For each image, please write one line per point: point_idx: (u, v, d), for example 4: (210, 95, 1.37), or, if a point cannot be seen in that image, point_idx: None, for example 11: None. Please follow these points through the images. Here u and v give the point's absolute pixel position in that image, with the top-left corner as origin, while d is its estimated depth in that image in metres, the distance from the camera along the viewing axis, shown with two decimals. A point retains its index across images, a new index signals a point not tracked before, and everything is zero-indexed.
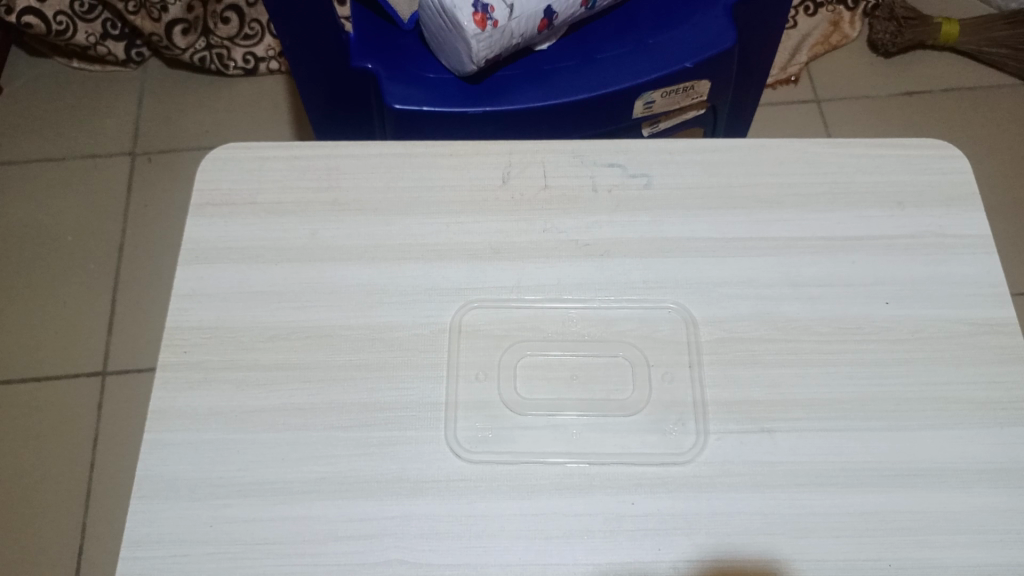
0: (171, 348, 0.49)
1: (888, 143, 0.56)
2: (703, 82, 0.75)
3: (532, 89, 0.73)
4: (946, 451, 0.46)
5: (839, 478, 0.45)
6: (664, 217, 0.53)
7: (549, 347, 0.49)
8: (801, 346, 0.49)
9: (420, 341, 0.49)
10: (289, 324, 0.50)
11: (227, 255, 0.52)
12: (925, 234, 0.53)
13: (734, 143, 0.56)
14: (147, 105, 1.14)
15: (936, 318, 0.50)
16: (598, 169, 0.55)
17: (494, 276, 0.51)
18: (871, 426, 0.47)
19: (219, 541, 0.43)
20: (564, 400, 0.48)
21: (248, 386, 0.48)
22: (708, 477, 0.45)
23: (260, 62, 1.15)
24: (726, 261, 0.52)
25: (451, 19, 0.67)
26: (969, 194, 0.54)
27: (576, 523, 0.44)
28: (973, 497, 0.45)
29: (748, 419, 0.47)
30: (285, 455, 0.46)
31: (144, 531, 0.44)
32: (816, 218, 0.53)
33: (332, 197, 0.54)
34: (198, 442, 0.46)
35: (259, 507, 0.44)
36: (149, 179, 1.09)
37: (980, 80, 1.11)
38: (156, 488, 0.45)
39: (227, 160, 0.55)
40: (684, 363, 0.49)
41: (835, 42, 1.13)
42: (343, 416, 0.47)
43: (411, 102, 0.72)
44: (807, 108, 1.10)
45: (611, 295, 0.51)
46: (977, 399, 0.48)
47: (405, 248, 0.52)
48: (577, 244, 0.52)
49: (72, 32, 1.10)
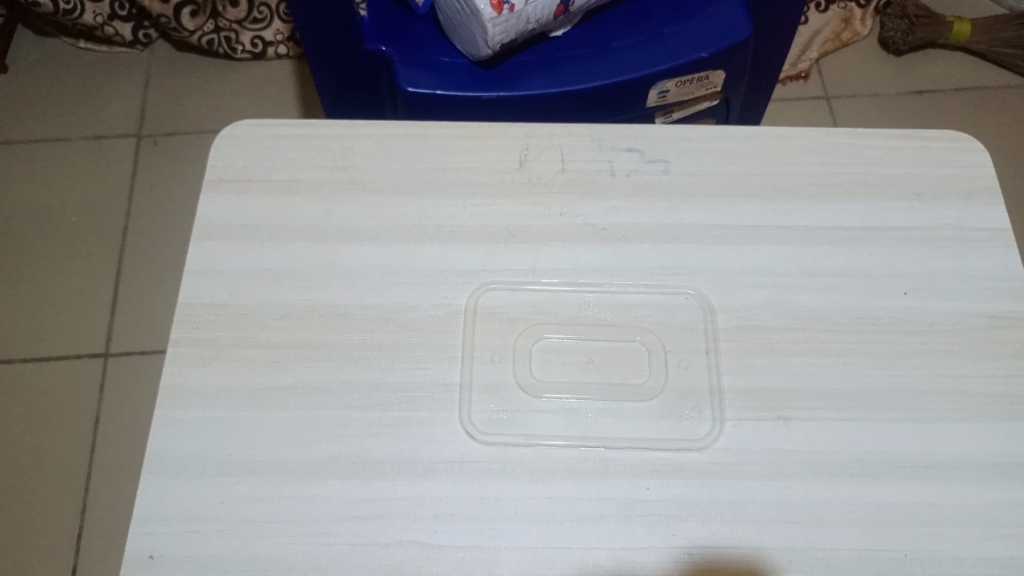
0: (182, 325, 0.48)
1: (907, 135, 0.56)
2: (717, 73, 0.75)
3: (546, 75, 0.72)
4: (962, 444, 0.46)
5: (854, 469, 0.45)
6: (681, 204, 0.53)
7: (563, 332, 0.49)
8: (818, 335, 0.49)
9: (435, 322, 0.49)
10: (302, 303, 0.49)
11: (240, 233, 0.51)
12: (943, 226, 0.52)
13: (752, 131, 0.55)
14: (154, 87, 1.14)
15: (954, 310, 0.50)
16: (616, 154, 0.54)
17: (510, 259, 0.51)
18: (887, 417, 0.46)
19: (228, 519, 0.43)
20: (579, 385, 0.47)
21: (259, 364, 0.47)
22: (722, 465, 0.45)
23: (269, 46, 1.14)
24: (742, 249, 0.51)
25: (467, 3, 0.66)
26: (987, 187, 0.54)
27: (589, 508, 0.44)
28: (988, 490, 0.44)
29: (763, 407, 0.46)
30: (297, 435, 0.45)
31: (153, 508, 0.43)
32: (835, 208, 0.53)
33: (347, 177, 0.53)
34: (209, 419, 0.46)
35: (270, 486, 0.44)
36: (154, 161, 1.08)
37: (991, 81, 1.11)
38: (166, 464, 0.44)
39: (241, 137, 0.55)
40: (700, 350, 0.48)
41: (846, 39, 1.13)
42: (356, 396, 0.46)
43: (423, 85, 0.71)
44: (816, 105, 1.10)
45: (627, 280, 0.50)
46: (993, 392, 0.47)
47: (420, 229, 0.52)
48: (593, 229, 0.52)
49: (80, 12, 1.09)
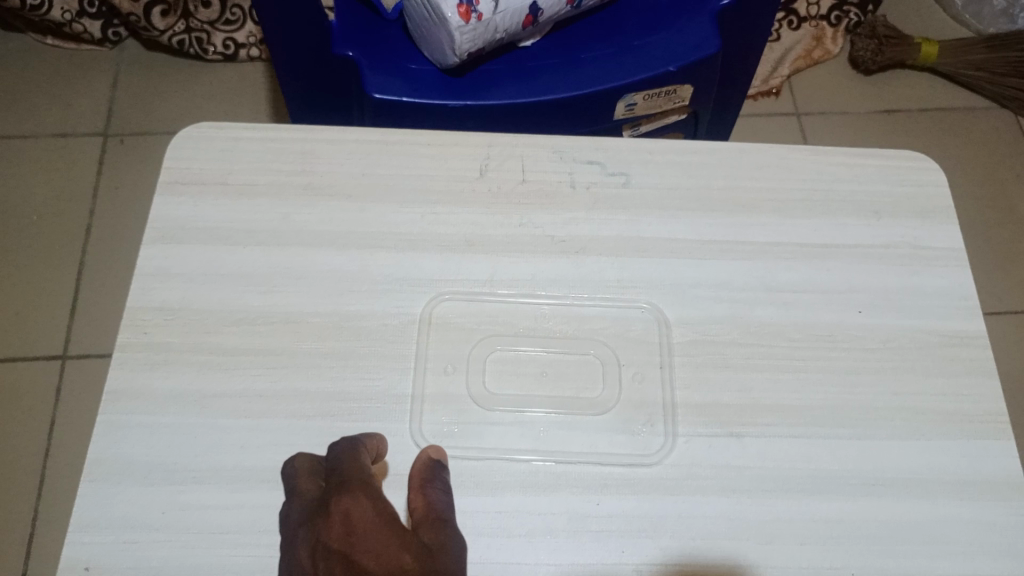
0: (131, 328, 0.47)
1: (867, 154, 0.56)
2: (685, 87, 0.75)
3: (513, 86, 0.72)
4: (912, 461, 0.46)
5: (805, 485, 0.45)
6: (641, 217, 0.53)
7: (519, 343, 0.48)
8: (773, 352, 0.49)
9: (390, 330, 0.48)
10: (256, 309, 0.48)
11: (194, 236, 0.50)
12: (900, 245, 0.53)
13: (715, 145, 0.56)
14: (122, 86, 1.12)
15: (908, 329, 0.50)
16: (578, 166, 0.54)
17: (467, 268, 0.50)
18: (840, 433, 0.46)
19: (170, 529, 0.42)
20: (534, 396, 0.47)
21: (209, 370, 0.46)
22: (674, 479, 0.45)
23: (240, 48, 1.12)
24: (701, 263, 0.51)
25: (435, 10, 0.66)
26: (943, 207, 0.54)
27: (538, 522, 0.43)
28: (937, 507, 0.45)
29: (716, 422, 0.46)
30: (244, 443, 0.44)
31: (93, 515, 0.42)
32: (794, 223, 0.53)
33: (306, 181, 0.53)
34: (155, 425, 0.45)
35: (215, 495, 0.43)
36: (120, 160, 1.06)
37: (958, 103, 1.12)
38: (108, 471, 0.43)
39: (200, 139, 0.54)
40: (655, 363, 0.48)
41: (817, 57, 1.14)
42: (307, 405, 0.46)
43: (390, 91, 0.71)
44: (786, 121, 1.11)
45: (584, 292, 0.50)
46: (944, 410, 0.48)
47: (378, 236, 0.51)
48: (553, 240, 0.52)
49: (47, 8, 1.08)
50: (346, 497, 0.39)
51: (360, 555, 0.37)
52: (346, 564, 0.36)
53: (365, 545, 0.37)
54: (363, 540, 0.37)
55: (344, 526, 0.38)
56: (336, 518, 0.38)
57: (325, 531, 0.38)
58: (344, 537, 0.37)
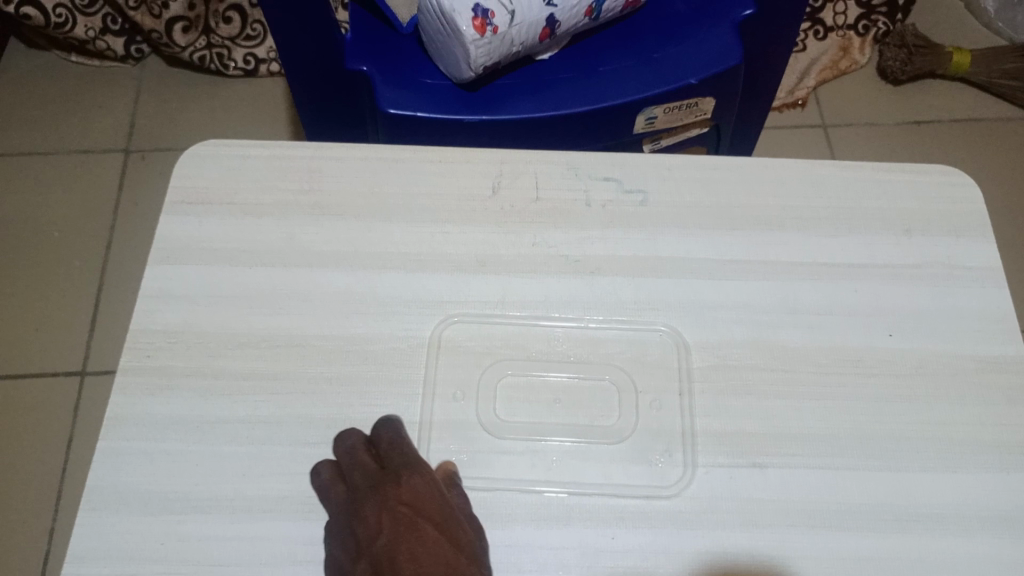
0: (133, 351, 0.46)
1: (896, 168, 0.53)
2: (707, 100, 0.73)
3: (529, 100, 0.71)
4: (946, 494, 0.43)
5: (832, 519, 0.42)
6: (658, 235, 0.51)
7: (531, 368, 0.47)
8: (797, 377, 0.46)
9: (396, 354, 0.47)
10: (260, 331, 0.47)
11: (200, 256, 0.49)
12: (931, 264, 0.50)
13: (735, 161, 0.53)
14: (144, 102, 1.12)
15: (942, 354, 0.47)
16: (593, 183, 0.53)
17: (478, 289, 0.49)
18: (868, 465, 0.44)
19: (168, 560, 0.41)
20: (544, 424, 0.45)
21: (211, 395, 0.45)
22: (693, 513, 0.42)
23: (261, 63, 1.12)
24: (721, 284, 0.49)
25: (449, 24, 0.65)
26: (979, 224, 0.52)
27: (550, 556, 0.41)
28: (974, 545, 0.42)
29: (738, 451, 0.44)
30: (245, 471, 0.43)
31: (90, 546, 0.41)
32: (819, 242, 0.51)
33: (313, 200, 0.51)
34: (155, 452, 0.43)
35: (214, 525, 0.41)
36: (140, 176, 1.06)
37: (991, 113, 1.09)
38: (106, 499, 0.42)
39: (207, 156, 0.53)
40: (673, 389, 0.46)
41: (845, 68, 1.11)
42: (311, 432, 0.44)
43: (404, 106, 0.70)
44: (812, 133, 1.08)
45: (598, 315, 0.48)
46: (980, 440, 0.45)
47: (386, 255, 0.50)
48: (567, 260, 0.50)
49: (71, 25, 1.08)
50: (413, 472, 0.41)
51: (423, 519, 0.39)
52: (410, 525, 0.39)
53: (427, 509, 0.39)
54: (426, 506, 0.39)
55: (410, 496, 0.40)
56: (403, 488, 0.40)
57: (392, 497, 0.40)
58: (410, 504, 0.39)
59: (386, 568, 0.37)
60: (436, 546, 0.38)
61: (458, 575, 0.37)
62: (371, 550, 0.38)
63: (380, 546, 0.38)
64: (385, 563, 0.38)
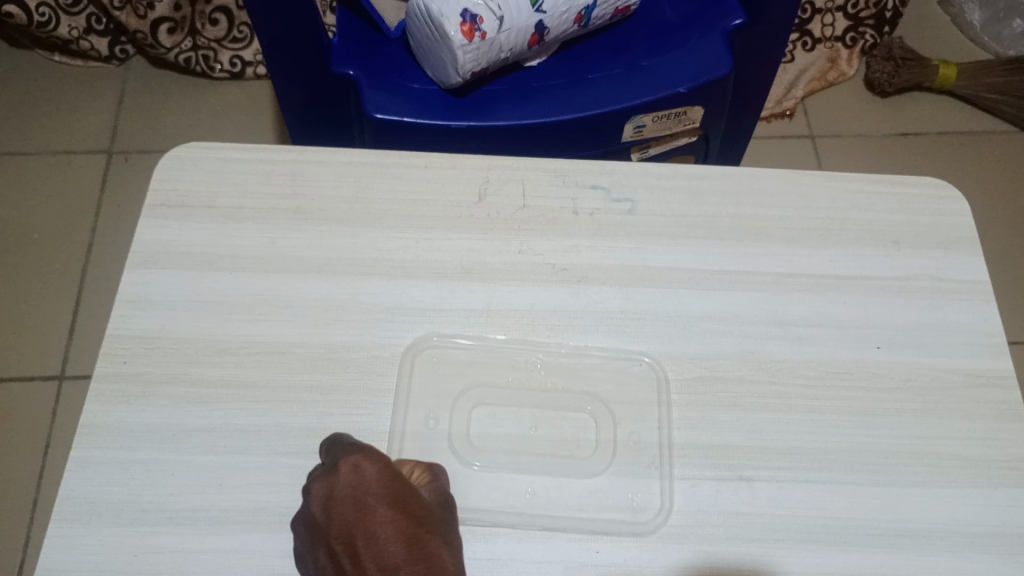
0: (108, 358, 0.45)
1: (884, 180, 0.53)
2: (696, 109, 0.72)
3: (518, 106, 0.70)
4: (935, 511, 0.43)
5: (820, 535, 0.42)
6: (646, 244, 0.50)
7: (513, 379, 0.46)
8: (786, 390, 0.46)
9: (378, 363, 0.46)
10: (240, 338, 0.46)
11: (179, 261, 0.48)
12: (920, 277, 0.50)
13: (724, 171, 0.53)
14: (128, 103, 1.10)
15: (931, 367, 0.47)
16: (581, 191, 0.52)
17: (463, 298, 0.48)
18: (857, 479, 0.43)
19: (141, 573, 0.39)
20: (528, 436, 0.44)
21: (189, 404, 0.44)
22: (680, 527, 0.42)
23: (247, 66, 1.11)
24: (709, 294, 0.49)
25: (437, 28, 0.65)
26: (967, 237, 0.52)
27: (534, 571, 0.41)
28: (963, 562, 0.41)
29: (726, 465, 0.44)
30: (222, 482, 0.42)
31: (60, 558, 0.40)
32: (808, 254, 0.50)
33: (296, 205, 0.50)
34: (129, 461, 0.42)
35: (189, 537, 0.40)
36: (123, 178, 1.04)
37: (977, 126, 1.09)
38: (78, 510, 0.41)
39: (188, 159, 0.52)
40: (657, 402, 0.45)
41: (832, 79, 1.11)
42: (290, 442, 0.43)
43: (391, 111, 0.69)
44: (800, 144, 1.08)
45: (585, 324, 0.48)
46: (969, 456, 0.44)
47: (371, 262, 0.49)
48: (553, 269, 0.49)
49: (54, 24, 1.06)
50: (357, 458, 0.39)
51: (373, 500, 0.38)
52: (360, 510, 0.38)
53: (375, 491, 0.38)
54: (374, 488, 0.38)
55: (355, 478, 0.39)
56: (346, 472, 0.39)
57: (337, 483, 0.39)
58: (356, 486, 0.38)
59: (344, 555, 0.37)
60: (388, 524, 0.37)
61: (416, 547, 0.36)
62: (329, 539, 0.38)
63: (335, 534, 0.37)
64: (343, 551, 0.37)
